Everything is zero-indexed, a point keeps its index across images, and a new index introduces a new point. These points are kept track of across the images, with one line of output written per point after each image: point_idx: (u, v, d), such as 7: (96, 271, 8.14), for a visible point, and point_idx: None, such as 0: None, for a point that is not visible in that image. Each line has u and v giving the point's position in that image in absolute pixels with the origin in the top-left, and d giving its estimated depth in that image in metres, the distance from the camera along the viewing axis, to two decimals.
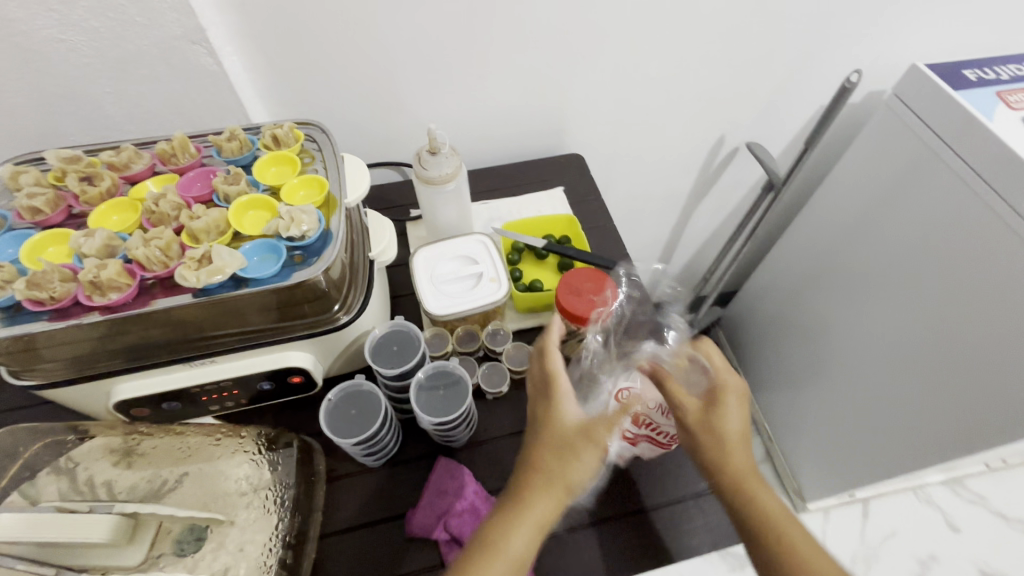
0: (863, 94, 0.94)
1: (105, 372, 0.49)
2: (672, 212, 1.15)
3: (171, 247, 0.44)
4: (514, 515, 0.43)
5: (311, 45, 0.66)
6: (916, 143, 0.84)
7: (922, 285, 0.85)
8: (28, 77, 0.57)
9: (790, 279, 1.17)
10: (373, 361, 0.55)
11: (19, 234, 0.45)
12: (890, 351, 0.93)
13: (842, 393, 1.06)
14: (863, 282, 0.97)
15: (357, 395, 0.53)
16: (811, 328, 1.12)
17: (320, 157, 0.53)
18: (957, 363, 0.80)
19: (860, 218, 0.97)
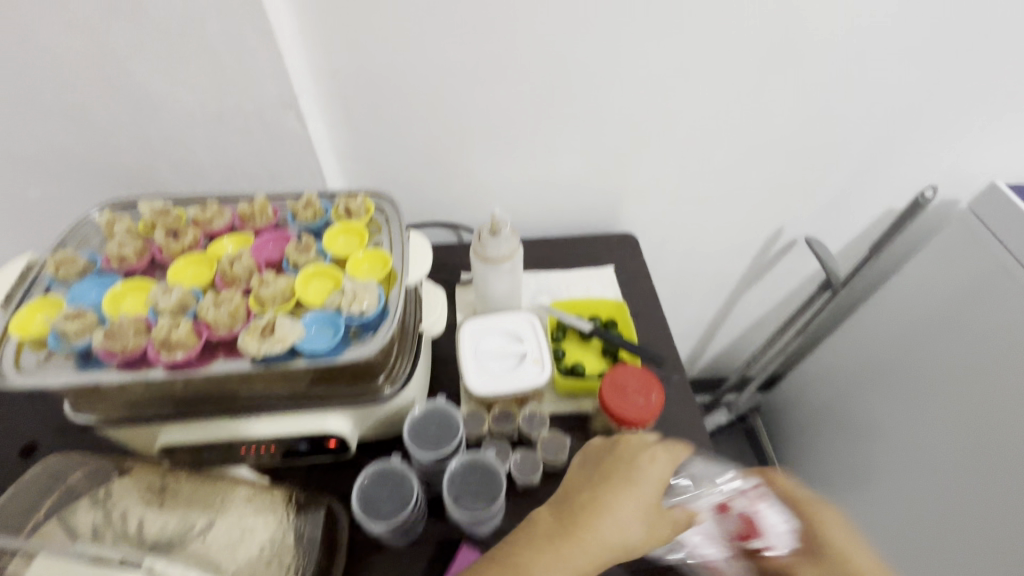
0: (936, 200, 0.92)
1: (156, 417, 0.51)
2: (720, 295, 1.12)
3: (239, 311, 0.46)
4: (587, 531, 0.45)
5: (392, 113, 0.69)
6: (991, 258, 0.80)
7: (984, 403, 0.79)
8: (135, 122, 0.62)
9: (837, 377, 1.12)
10: (412, 442, 0.55)
11: (104, 278, 0.48)
12: (941, 471, 0.85)
13: (878, 506, 0.98)
14: (917, 390, 0.91)
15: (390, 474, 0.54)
16: (856, 429, 1.05)
17: (386, 229, 0.55)
18: (1012, 494, 0.73)
19: (919, 326, 0.92)
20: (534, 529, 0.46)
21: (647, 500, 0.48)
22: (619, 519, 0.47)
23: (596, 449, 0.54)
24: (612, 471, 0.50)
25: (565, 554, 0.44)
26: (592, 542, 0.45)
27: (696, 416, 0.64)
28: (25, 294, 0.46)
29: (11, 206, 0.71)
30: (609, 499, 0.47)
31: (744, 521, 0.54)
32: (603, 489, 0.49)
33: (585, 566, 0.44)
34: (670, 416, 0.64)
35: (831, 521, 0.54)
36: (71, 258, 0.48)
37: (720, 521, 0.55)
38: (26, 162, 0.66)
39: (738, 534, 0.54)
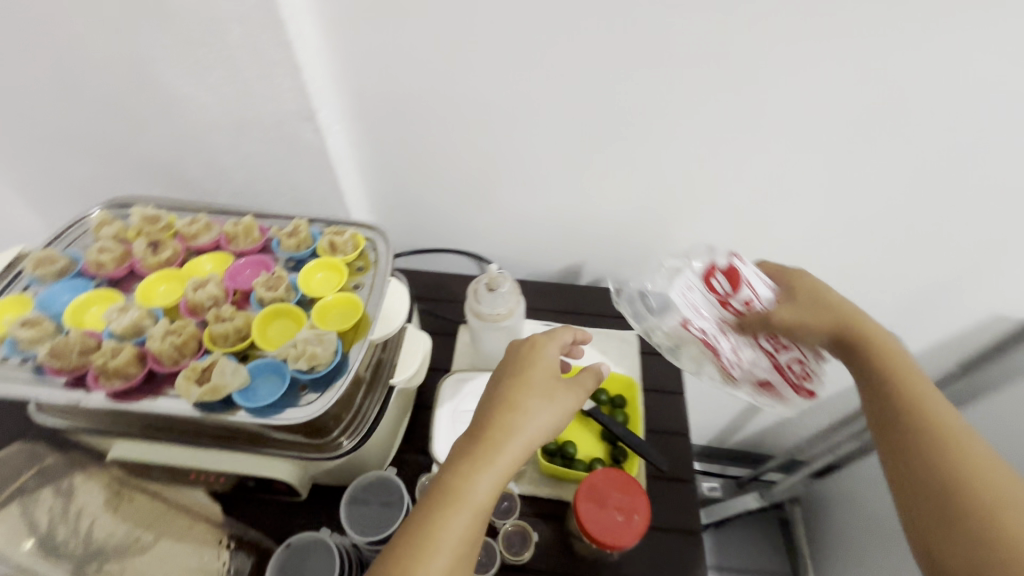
0: None
1: (112, 432, 0.50)
2: None
3: (187, 345, 0.43)
4: (497, 452, 0.41)
5: (417, 139, 0.64)
6: None
7: None
8: (162, 118, 0.61)
9: None
10: (348, 516, 0.49)
11: (77, 283, 0.47)
12: None
13: None
14: None
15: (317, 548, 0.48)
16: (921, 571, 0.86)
17: (371, 270, 0.50)
18: None
19: None
20: (439, 493, 0.40)
21: (544, 377, 0.47)
22: (531, 409, 0.44)
23: (516, 347, 0.51)
24: (525, 363, 0.48)
25: (478, 483, 0.40)
26: (512, 439, 0.42)
27: (695, 535, 0.55)
28: (0, 291, 0.46)
29: (53, 178, 0.73)
30: (518, 415, 0.44)
31: (731, 277, 0.58)
32: (514, 379, 0.47)
33: (503, 475, 0.41)
34: (664, 528, 0.55)
35: (898, 356, 0.49)
36: (51, 257, 0.47)
37: (707, 279, 0.61)
38: (66, 142, 0.67)
39: (725, 289, 0.59)
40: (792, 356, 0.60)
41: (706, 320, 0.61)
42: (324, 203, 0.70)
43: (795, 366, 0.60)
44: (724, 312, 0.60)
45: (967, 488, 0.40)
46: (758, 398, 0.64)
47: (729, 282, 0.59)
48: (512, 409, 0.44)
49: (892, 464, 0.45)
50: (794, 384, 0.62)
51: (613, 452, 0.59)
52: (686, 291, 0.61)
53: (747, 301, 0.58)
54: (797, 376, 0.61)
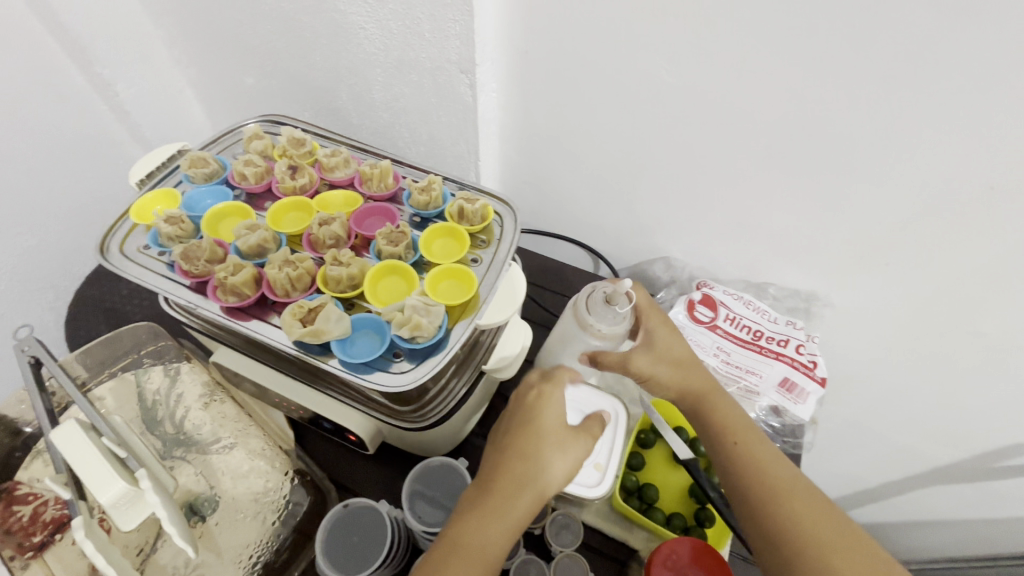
0: None
1: (217, 337, 0.51)
2: (898, 487, 0.81)
3: (301, 279, 0.42)
4: (497, 504, 0.40)
5: (571, 116, 0.58)
6: None
7: None
8: (330, 44, 0.61)
9: None
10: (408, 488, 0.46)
11: (220, 190, 0.48)
12: None
13: None
14: None
15: (367, 516, 0.45)
16: None
17: (494, 247, 0.46)
18: None
19: None
20: (444, 538, 0.39)
21: (553, 426, 0.44)
22: (533, 459, 0.42)
23: (522, 391, 0.49)
24: (529, 412, 0.46)
25: (483, 532, 0.39)
26: (517, 494, 0.40)
27: None
28: (158, 183, 0.49)
29: (227, 84, 0.78)
30: (520, 464, 0.42)
31: (708, 303, 0.65)
32: (520, 427, 0.44)
33: (505, 526, 0.39)
34: None
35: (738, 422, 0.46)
36: (204, 159, 0.49)
37: (690, 313, 0.66)
38: (244, 51, 0.70)
39: (706, 318, 0.65)
40: (785, 348, 0.64)
41: (712, 357, 0.65)
42: (457, 162, 0.67)
43: (793, 356, 0.63)
44: (708, 335, 0.65)
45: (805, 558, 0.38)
46: (779, 414, 0.62)
47: (707, 309, 0.65)
48: (512, 458, 0.42)
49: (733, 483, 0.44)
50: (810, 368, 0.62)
51: (700, 514, 0.51)
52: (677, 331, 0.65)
53: (727, 313, 0.65)
54: (806, 365, 0.63)
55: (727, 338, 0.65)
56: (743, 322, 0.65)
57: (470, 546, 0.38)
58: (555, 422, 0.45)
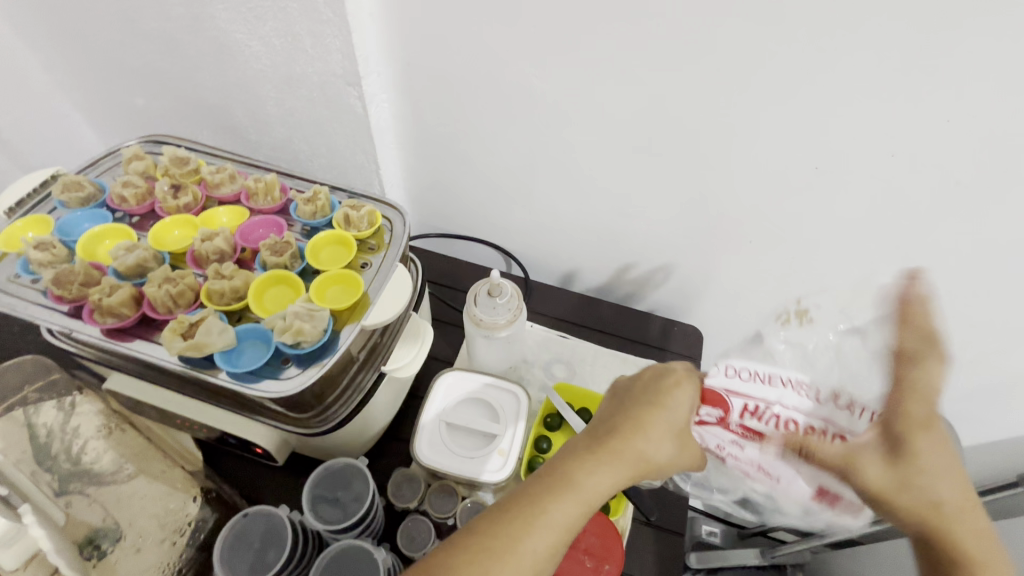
0: None
1: (108, 363, 0.50)
2: None
3: (183, 295, 0.42)
4: (596, 474, 0.36)
5: (462, 120, 0.60)
6: None
7: None
8: (216, 63, 0.61)
9: None
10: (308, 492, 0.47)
11: (98, 213, 0.48)
12: None
13: None
14: None
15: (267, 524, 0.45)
16: None
17: (382, 251, 0.48)
18: None
19: None
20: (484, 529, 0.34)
21: (680, 423, 0.40)
22: (660, 441, 0.39)
23: (651, 370, 0.44)
24: (618, 422, 0.39)
25: (590, 482, 0.36)
26: (619, 463, 0.37)
27: None
28: (29, 210, 0.47)
29: (117, 104, 0.76)
30: (571, 470, 0.36)
31: (713, 400, 0.43)
32: (648, 403, 0.40)
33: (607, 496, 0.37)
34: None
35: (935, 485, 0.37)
36: (79, 183, 0.48)
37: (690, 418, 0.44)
38: (129, 72, 0.69)
39: (715, 416, 0.43)
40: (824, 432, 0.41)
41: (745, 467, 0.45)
42: (359, 171, 0.68)
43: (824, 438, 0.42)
44: (720, 435, 0.44)
45: None
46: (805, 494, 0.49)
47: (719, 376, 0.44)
48: (640, 432, 0.38)
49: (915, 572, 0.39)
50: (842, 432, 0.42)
51: None
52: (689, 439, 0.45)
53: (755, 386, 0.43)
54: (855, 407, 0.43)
55: (751, 437, 0.43)
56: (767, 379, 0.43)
57: (572, 515, 0.35)
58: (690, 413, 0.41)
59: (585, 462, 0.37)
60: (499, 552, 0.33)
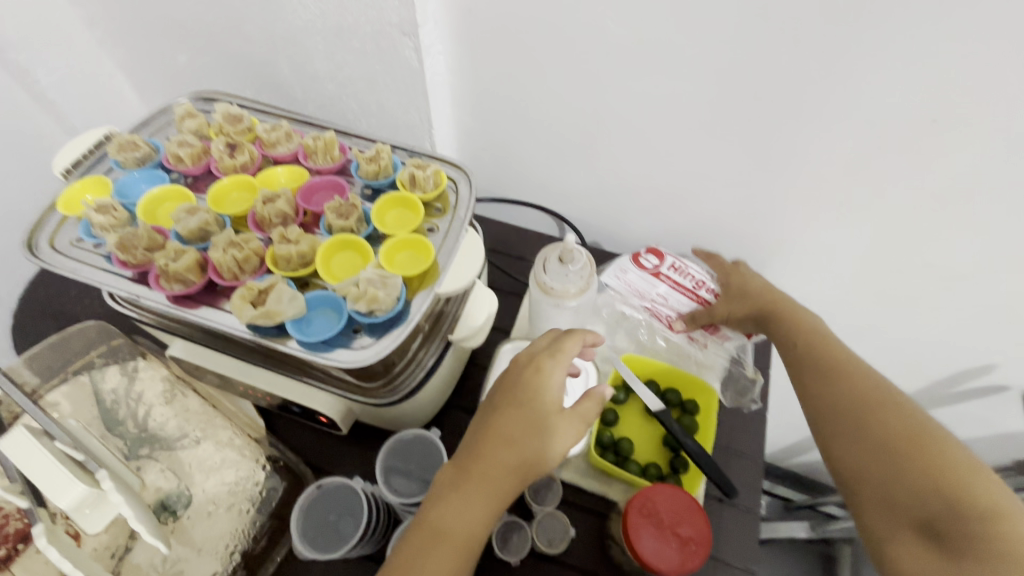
0: None
1: (171, 329, 0.49)
2: None
3: (249, 261, 0.40)
4: (455, 500, 0.38)
5: (523, 74, 0.55)
6: None
7: None
8: (262, 13, 0.57)
9: None
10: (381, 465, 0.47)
11: (155, 174, 0.46)
12: None
13: None
14: None
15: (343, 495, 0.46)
16: None
17: (450, 213, 0.45)
18: None
19: None
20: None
21: (540, 414, 0.39)
22: (524, 448, 0.38)
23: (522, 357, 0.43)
24: (480, 455, 0.39)
25: (460, 514, 0.38)
26: (481, 487, 0.38)
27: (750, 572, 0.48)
28: (86, 172, 0.45)
29: (156, 61, 0.72)
30: (442, 512, 0.38)
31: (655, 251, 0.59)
32: (506, 409, 0.40)
33: (487, 516, 0.38)
34: (718, 560, 0.49)
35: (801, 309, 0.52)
36: (134, 142, 0.46)
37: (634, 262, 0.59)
38: (170, 24, 0.65)
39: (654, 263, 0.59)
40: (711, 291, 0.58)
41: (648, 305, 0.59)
42: (410, 131, 0.64)
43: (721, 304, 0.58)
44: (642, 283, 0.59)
45: (882, 464, 0.41)
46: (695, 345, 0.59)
47: (653, 257, 0.59)
48: (500, 449, 0.38)
49: (854, 448, 0.42)
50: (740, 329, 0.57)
51: (674, 461, 0.52)
52: (619, 274, 0.59)
53: (657, 308, 0.59)
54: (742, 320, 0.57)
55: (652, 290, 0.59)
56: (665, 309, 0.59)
57: (449, 548, 0.37)
58: (551, 404, 0.40)
59: (449, 495, 0.38)
60: None
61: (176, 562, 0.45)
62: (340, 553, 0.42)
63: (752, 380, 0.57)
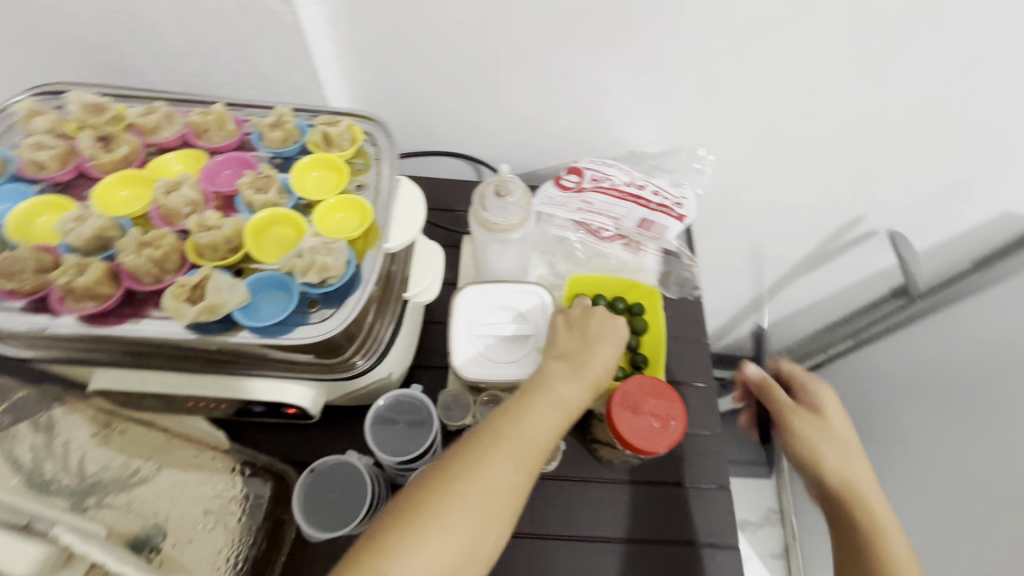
0: None
1: (90, 361, 0.43)
2: (767, 278, 0.93)
3: (168, 258, 0.36)
4: (562, 376, 0.43)
5: (409, 11, 0.51)
6: None
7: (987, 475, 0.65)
8: None
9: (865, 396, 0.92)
10: (372, 437, 0.47)
11: (15, 189, 0.39)
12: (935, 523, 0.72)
13: None
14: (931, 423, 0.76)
15: (339, 473, 0.45)
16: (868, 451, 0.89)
17: (375, 167, 0.43)
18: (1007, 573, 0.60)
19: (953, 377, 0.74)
20: (475, 447, 0.37)
21: (619, 334, 0.49)
22: (607, 349, 0.47)
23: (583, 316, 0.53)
24: (574, 355, 0.46)
25: (566, 388, 0.43)
26: (581, 370, 0.44)
27: (718, 434, 0.56)
28: None
29: None
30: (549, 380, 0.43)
31: (574, 169, 0.59)
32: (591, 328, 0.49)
33: (583, 394, 0.43)
34: (690, 432, 0.55)
35: (870, 488, 0.46)
36: None
37: (557, 184, 0.60)
38: None
39: (574, 181, 0.59)
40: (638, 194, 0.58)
41: (582, 223, 0.59)
42: (297, 95, 0.58)
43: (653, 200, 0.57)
44: (570, 207, 0.58)
45: None
46: (634, 249, 0.60)
47: (573, 176, 0.59)
48: (594, 347, 0.47)
49: None
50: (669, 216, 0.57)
51: (635, 358, 0.55)
52: (548, 204, 0.59)
53: (590, 224, 0.59)
54: (669, 203, 0.57)
55: (584, 209, 0.58)
56: (593, 217, 0.58)
57: (559, 408, 0.41)
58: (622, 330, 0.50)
59: (555, 368, 0.44)
60: (495, 443, 0.37)
61: None
62: (347, 529, 0.43)
63: (689, 265, 0.62)
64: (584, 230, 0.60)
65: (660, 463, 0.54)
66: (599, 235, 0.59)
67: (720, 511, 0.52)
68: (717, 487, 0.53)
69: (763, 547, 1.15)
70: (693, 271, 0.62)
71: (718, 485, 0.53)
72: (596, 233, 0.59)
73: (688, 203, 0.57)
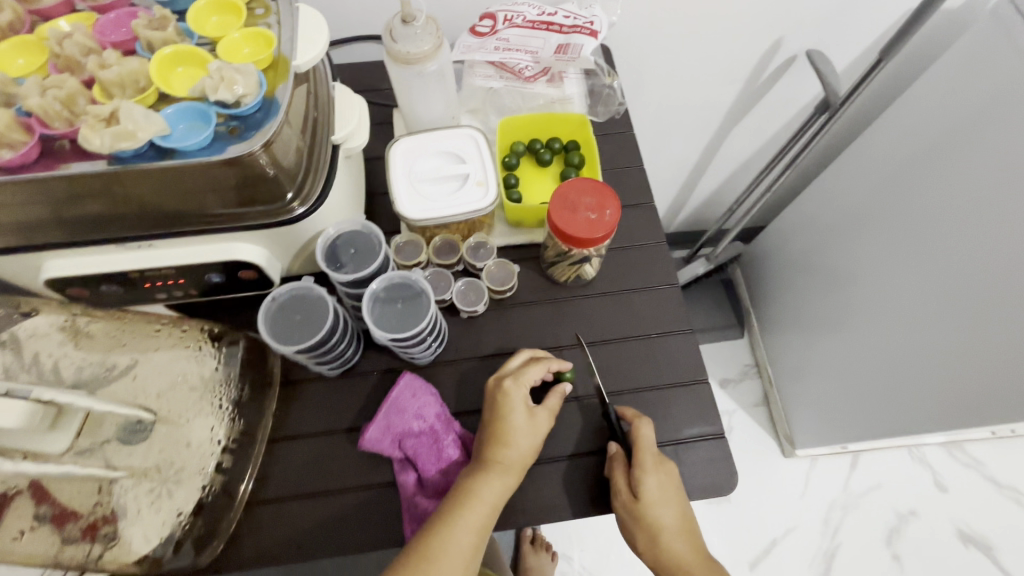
0: None
1: (23, 248, 0.42)
2: (707, 130, 0.96)
3: (75, 100, 0.36)
4: (478, 479, 0.45)
5: None
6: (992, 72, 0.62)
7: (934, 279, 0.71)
8: None
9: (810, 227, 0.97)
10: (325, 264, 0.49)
11: None
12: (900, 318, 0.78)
13: (835, 353, 0.96)
14: (873, 234, 0.82)
15: (304, 299, 0.48)
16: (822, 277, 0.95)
17: (274, 7, 0.43)
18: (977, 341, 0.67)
19: (881, 187, 0.79)
20: None
21: (523, 411, 0.47)
22: (518, 437, 0.46)
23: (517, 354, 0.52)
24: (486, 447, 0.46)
25: (481, 484, 0.45)
26: (495, 469, 0.45)
27: (661, 242, 0.59)
28: None
29: None
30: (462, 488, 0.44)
31: (487, 14, 0.57)
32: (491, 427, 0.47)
33: (498, 489, 0.45)
34: (636, 245, 0.59)
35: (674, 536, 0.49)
36: None
37: (471, 33, 0.58)
38: None
39: (489, 27, 0.58)
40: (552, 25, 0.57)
41: (505, 66, 0.60)
42: None
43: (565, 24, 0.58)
44: (490, 51, 0.59)
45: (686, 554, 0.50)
46: (559, 80, 0.62)
47: (487, 21, 0.58)
48: (502, 442, 0.46)
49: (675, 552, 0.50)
50: (581, 33, 0.57)
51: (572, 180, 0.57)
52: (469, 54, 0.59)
53: (513, 65, 0.60)
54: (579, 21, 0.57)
55: (504, 52, 0.59)
56: (514, 57, 0.59)
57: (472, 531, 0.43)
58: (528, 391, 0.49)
59: (451, 498, 0.44)
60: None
61: (173, 460, 0.46)
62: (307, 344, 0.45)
63: (610, 82, 0.64)
64: (508, 72, 0.61)
65: (611, 274, 0.57)
66: (524, 74, 0.61)
67: (672, 305, 0.56)
68: (667, 286, 0.57)
69: (744, 397, 1.24)
70: (614, 87, 0.64)
71: (667, 284, 0.57)
72: (520, 74, 0.61)
73: (602, 19, 0.57)
